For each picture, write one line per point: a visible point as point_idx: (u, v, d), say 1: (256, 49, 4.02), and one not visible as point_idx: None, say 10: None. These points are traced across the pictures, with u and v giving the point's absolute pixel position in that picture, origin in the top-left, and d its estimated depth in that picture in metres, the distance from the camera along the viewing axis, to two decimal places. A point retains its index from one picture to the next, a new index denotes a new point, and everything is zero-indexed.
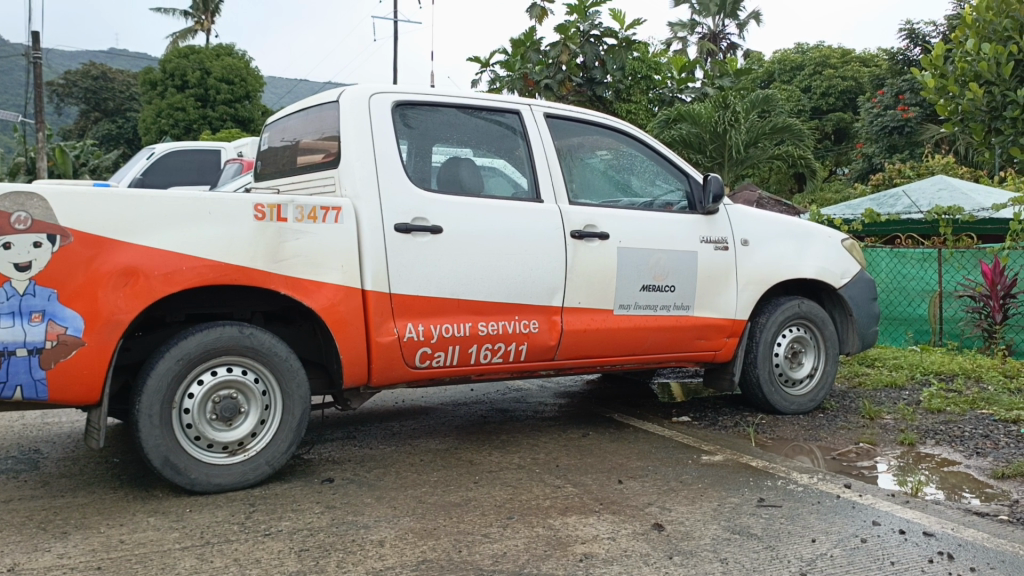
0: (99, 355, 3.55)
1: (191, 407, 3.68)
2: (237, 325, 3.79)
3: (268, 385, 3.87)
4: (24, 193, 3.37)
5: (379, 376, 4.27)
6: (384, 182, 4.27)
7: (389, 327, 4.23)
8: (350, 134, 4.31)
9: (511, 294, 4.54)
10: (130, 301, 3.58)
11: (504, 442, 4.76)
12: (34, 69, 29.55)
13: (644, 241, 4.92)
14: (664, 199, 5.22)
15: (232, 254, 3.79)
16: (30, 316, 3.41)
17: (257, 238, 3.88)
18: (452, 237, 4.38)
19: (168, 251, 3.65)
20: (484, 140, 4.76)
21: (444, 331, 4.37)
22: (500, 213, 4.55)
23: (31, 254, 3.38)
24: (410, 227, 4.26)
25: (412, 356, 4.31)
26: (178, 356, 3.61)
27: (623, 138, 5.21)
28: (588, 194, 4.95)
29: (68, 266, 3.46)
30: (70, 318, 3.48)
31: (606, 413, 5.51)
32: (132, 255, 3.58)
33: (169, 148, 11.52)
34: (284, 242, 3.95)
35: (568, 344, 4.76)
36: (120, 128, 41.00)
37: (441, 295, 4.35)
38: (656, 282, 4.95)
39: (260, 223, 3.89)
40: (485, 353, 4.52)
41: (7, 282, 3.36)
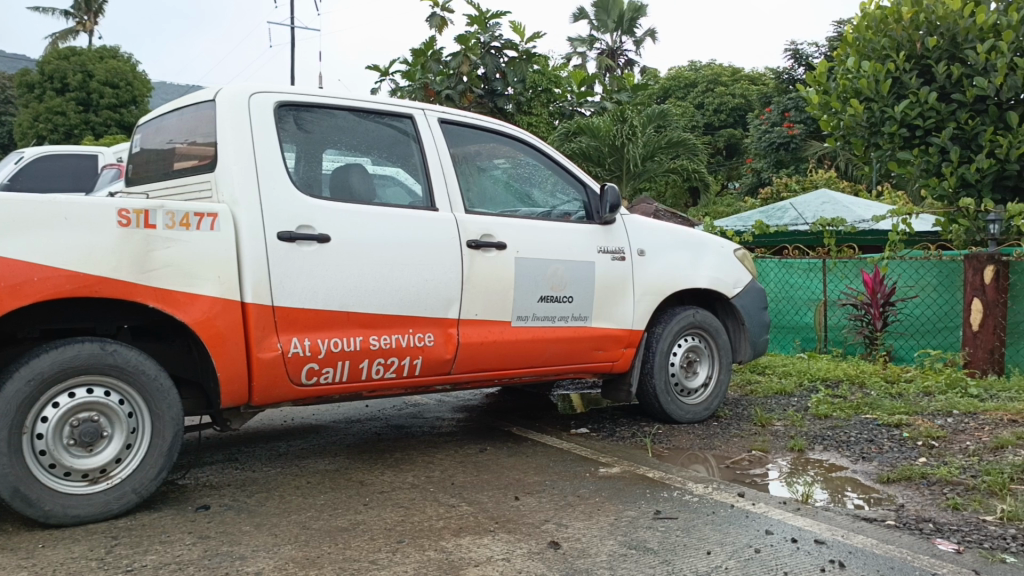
0: None
1: (44, 433, 3.34)
2: (99, 341, 3.48)
3: (135, 406, 3.57)
4: None
5: (261, 394, 4.02)
6: (267, 188, 4.03)
7: (272, 341, 3.99)
8: (229, 136, 4.05)
9: (404, 306, 4.36)
10: None
11: (397, 460, 4.56)
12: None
13: (541, 251, 4.83)
14: (561, 208, 5.15)
15: (92, 264, 3.48)
16: None
17: (121, 246, 3.58)
18: (341, 247, 4.17)
19: (18, 260, 3.31)
20: (376, 145, 4.57)
21: (332, 345, 4.15)
22: (393, 221, 4.37)
23: None
24: (295, 235, 4.03)
25: (297, 372, 4.07)
26: (29, 376, 3.27)
27: (519, 146, 5.13)
28: (484, 203, 4.83)
29: None
30: None
31: (503, 426, 5.39)
32: None
33: (40, 153, 10.80)
34: (152, 251, 3.66)
35: (465, 357, 4.61)
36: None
37: (329, 307, 4.13)
38: (553, 292, 4.87)
39: (124, 230, 3.60)
40: (376, 367, 4.32)
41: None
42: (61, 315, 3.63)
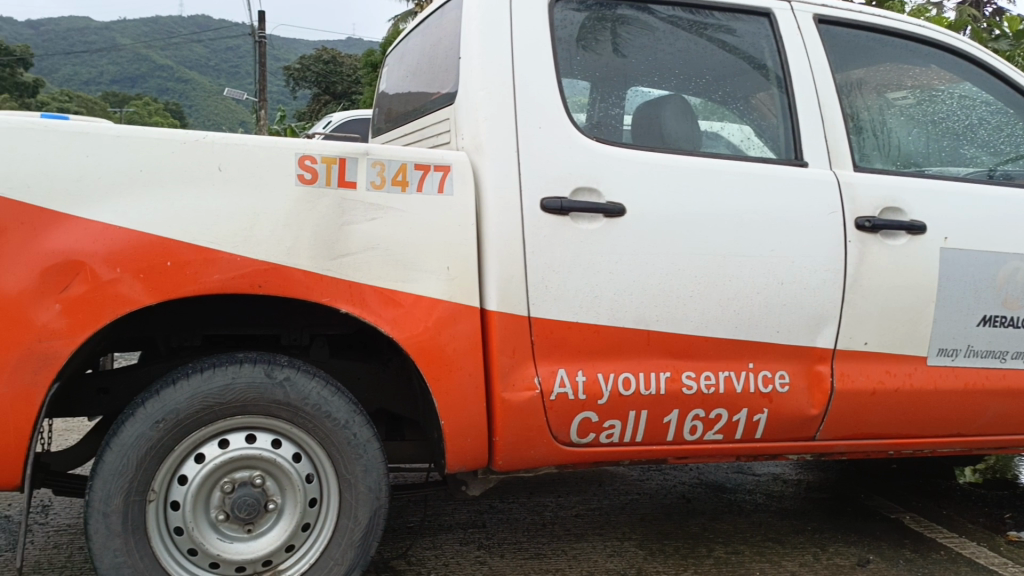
0: (15, 404, 2.10)
1: (182, 502, 2.23)
2: (266, 364, 2.30)
3: (318, 466, 2.34)
4: None
5: (508, 455, 2.50)
6: (529, 127, 2.51)
7: (527, 374, 2.47)
8: (477, 49, 2.55)
9: (741, 328, 2.64)
10: (72, 322, 2.13)
11: (720, 567, 2.83)
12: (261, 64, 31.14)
13: (993, 239, 2.84)
14: (1006, 169, 3.08)
15: (254, 246, 2.27)
16: None
17: (298, 216, 2.31)
18: (648, 227, 2.54)
19: (133, 232, 2.18)
20: (709, 63, 2.84)
21: (622, 384, 2.54)
22: (734, 185, 2.64)
23: None
24: (567, 207, 2.48)
25: (565, 423, 2.51)
26: (160, 415, 2.18)
27: (946, 66, 3.07)
28: (883, 158, 2.92)
29: None
30: None
31: (887, 511, 3.46)
32: (86, 232, 2.15)
33: (347, 117, 10.94)
34: (349, 224, 2.36)
35: (840, 415, 2.77)
36: (334, 91, 42.47)
37: (619, 322, 2.53)
38: (1008, 311, 2.87)
39: (306, 189, 2.33)
40: (692, 424, 2.64)
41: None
42: (205, 318, 2.49)
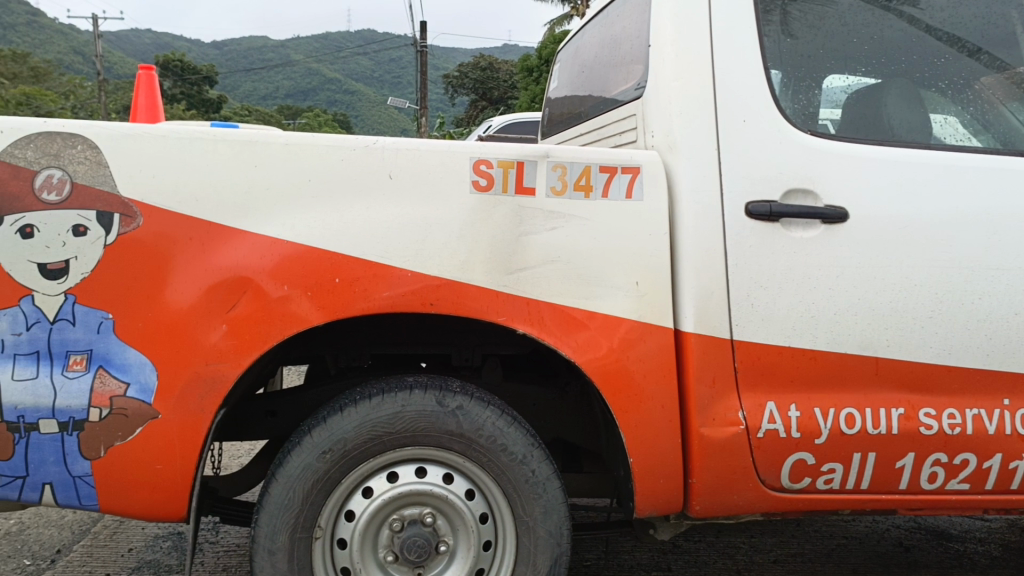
0: (183, 431, 1.99)
1: (349, 540, 2.06)
2: (437, 390, 2.10)
3: (493, 506, 2.11)
4: (63, 133, 1.95)
5: (706, 501, 2.14)
6: (733, 119, 2.14)
7: (730, 407, 2.10)
8: (670, 32, 2.21)
9: (993, 356, 2.17)
10: (239, 343, 2.01)
11: None
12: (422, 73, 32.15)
13: None
14: None
15: (425, 261, 2.06)
16: (68, 361, 1.94)
17: (474, 226, 2.09)
18: (877, 234, 2.13)
19: (299, 246, 2.03)
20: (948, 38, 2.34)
21: (844, 421, 2.13)
22: (984, 182, 2.18)
23: (69, 248, 1.93)
24: (777, 212, 2.11)
25: (775, 466, 2.13)
26: (327, 443, 2.04)
27: None
28: None
29: (128, 280, 1.97)
30: (133, 369, 1.97)
31: None
32: (254, 248, 2.02)
33: (506, 120, 10.91)
34: (527, 234, 2.10)
35: None
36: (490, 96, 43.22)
37: (840, 348, 2.13)
38: None
39: (480, 197, 2.10)
40: (932, 471, 2.18)
41: (25, 297, 1.92)
42: (374, 338, 2.35)
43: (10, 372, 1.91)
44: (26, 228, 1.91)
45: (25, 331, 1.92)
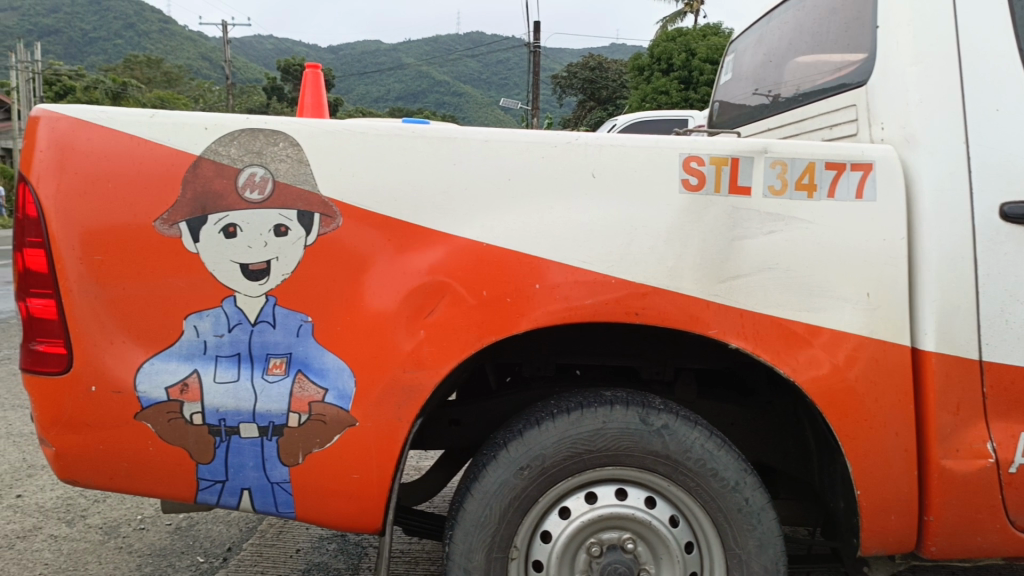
0: (380, 440, 1.92)
1: (545, 564, 1.93)
2: (640, 406, 1.93)
3: (699, 534, 1.93)
4: (265, 129, 1.89)
5: (945, 541, 1.91)
6: (982, 109, 1.90)
7: (976, 437, 1.87)
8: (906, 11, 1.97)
9: None
10: (435, 350, 1.91)
11: None
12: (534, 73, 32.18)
13: None
14: None
15: (631, 266, 1.88)
16: (269, 365, 1.90)
17: (682, 229, 1.89)
18: None
19: (497, 248, 1.89)
20: None
21: None
22: None
23: (271, 248, 1.89)
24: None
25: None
26: (525, 459, 1.91)
27: None
28: None
29: (327, 282, 1.91)
30: (331, 374, 1.91)
31: None
32: (452, 250, 1.90)
33: (631, 117, 10.69)
34: (740, 239, 1.89)
35: None
36: (601, 95, 42.90)
37: None
38: None
39: (690, 197, 1.89)
40: None
41: (227, 298, 1.89)
42: (561, 347, 2.20)
43: (212, 374, 1.88)
44: (230, 227, 1.87)
45: (227, 332, 1.89)
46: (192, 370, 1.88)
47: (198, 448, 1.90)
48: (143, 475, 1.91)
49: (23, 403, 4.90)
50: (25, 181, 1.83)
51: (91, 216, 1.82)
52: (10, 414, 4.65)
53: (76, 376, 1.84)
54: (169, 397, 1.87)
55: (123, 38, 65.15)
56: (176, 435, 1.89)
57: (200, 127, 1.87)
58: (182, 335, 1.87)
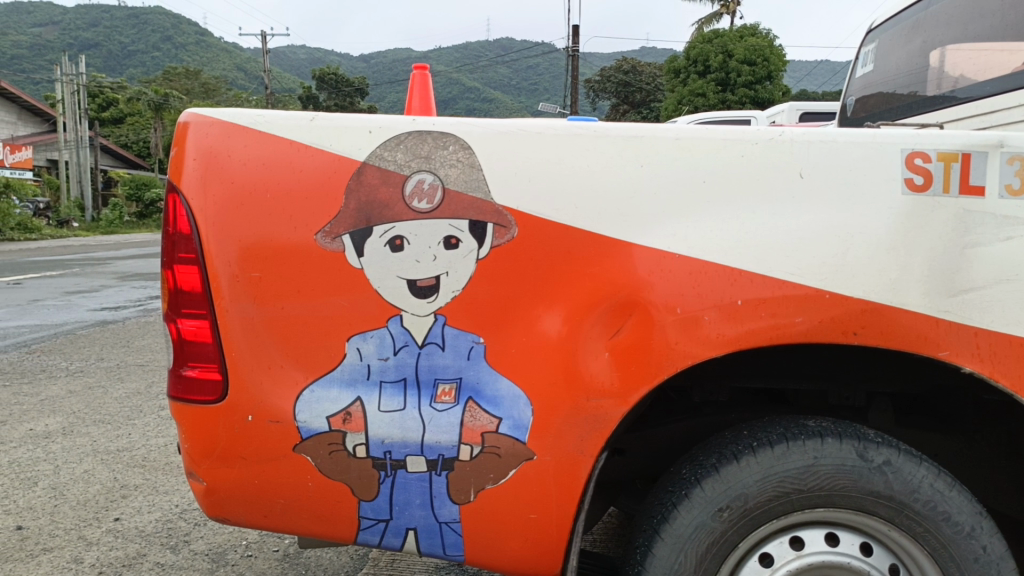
0: (561, 477, 1.71)
1: None
2: (856, 441, 1.70)
3: None
4: (431, 132, 1.74)
5: None
6: None
7: None
8: None
9: None
10: (621, 377, 1.69)
11: None
12: (572, 77, 32.01)
13: None
14: None
15: (849, 281, 1.64)
16: (437, 392, 1.74)
17: (908, 236, 1.64)
18: None
19: (691, 260, 1.66)
20: None
21: None
22: None
23: (440, 262, 1.73)
24: None
25: None
26: (724, 499, 1.68)
27: None
28: None
29: (501, 301, 1.73)
30: (506, 403, 1.72)
31: None
32: (639, 261, 1.68)
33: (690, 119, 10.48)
34: (974, 246, 1.64)
35: None
36: (638, 99, 42.64)
37: None
38: None
39: (916, 199, 1.65)
40: None
41: (393, 317, 1.74)
42: (744, 369, 1.95)
43: (377, 402, 1.73)
44: (396, 240, 1.74)
45: (392, 356, 1.74)
46: (355, 398, 1.74)
47: (360, 483, 1.75)
48: (300, 513, 1.77)
49: (105, 420, 4.81)
50: (174, 192, 1.77)
51: (246, 229, 1.74)
52: (94, 431, 4.56)
53: (232, 404, 1.74)
54: (331, 427, 1.74)
55: (164, 50, 66.33)
56: (338, 469, 1.75)
57: (364, 131, 1.74)
58: (345, 358, 1.74)
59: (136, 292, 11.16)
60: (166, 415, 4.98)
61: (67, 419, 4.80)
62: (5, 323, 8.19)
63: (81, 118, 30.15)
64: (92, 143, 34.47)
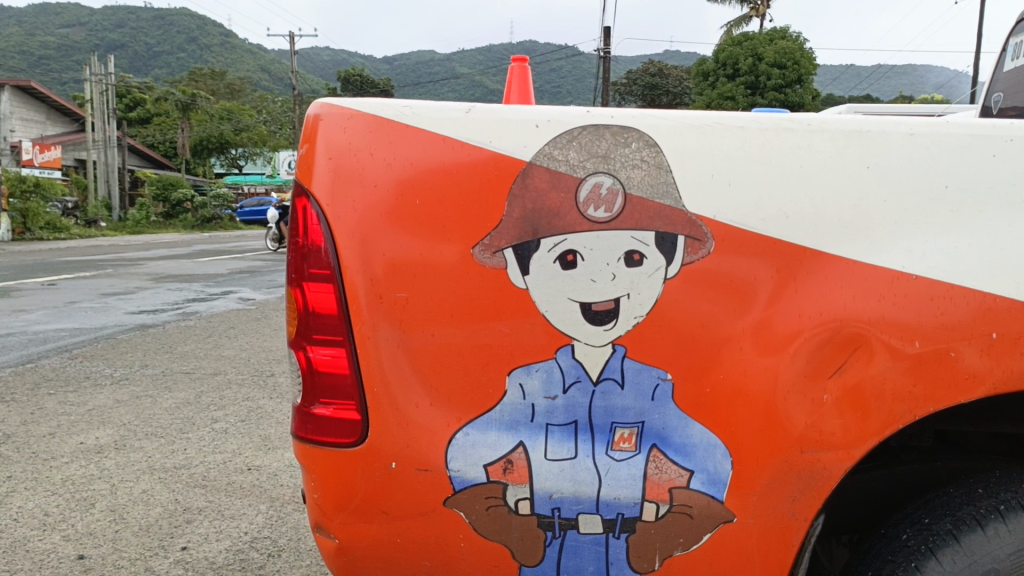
0: (768, 543, 1.44)
1: None
2: None
3: None
4: (608, 125, 1.46)
5: None
6: None
7: None
8: None
9: None
10: (843, 425, 1.41)
11: None
12: (602, 79, 31.58)
13: None
14: None
15: None
16: (614, 439, 1.46)
17: None
18: None
19: (932, 283, 1.38)
20: None
21: None
22: None
23: (620, 282, 1.45)
24: None
25: None
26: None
27: None
28: None
29: (692, 333, 1.43)
30: (698, 453, 1.44)
31: None
32: (866, 285, 1.39)
33: None
34: None
35: None
36: (667, 101, 42.19)
37: None
38: None
39: None
40: None
41: (563, 348, 1.47)
42: (958, 414, 1.63)
43: (543, 449, 1.47)
44: (568, 255, 1.46)
45: (561, 394, 1.47)
46: (517, 444, 1.47)
47: (522, 545, 1.49)
48: None
49: (158, 433, 4.58)
50: (303, 196, 1.53)
51: (391, 242, 1.49)
52: (148, 445, 4.33)
53: (374, 449, 1.49)
54: (489, 478, 1.47)
55: (191, 51, 66.73)
56: (496, 528, 1.49)
57: (530, 125, 1.47)
58: (506, 395, 1.48)
59: (171, 295, 10.97)
60: (220, 429, 4.74)
61: (118, 431, 4.57)
62: (46, 326, 8.02)
63: (109, 119, 30.18)
64: (121, 143, 34.58)
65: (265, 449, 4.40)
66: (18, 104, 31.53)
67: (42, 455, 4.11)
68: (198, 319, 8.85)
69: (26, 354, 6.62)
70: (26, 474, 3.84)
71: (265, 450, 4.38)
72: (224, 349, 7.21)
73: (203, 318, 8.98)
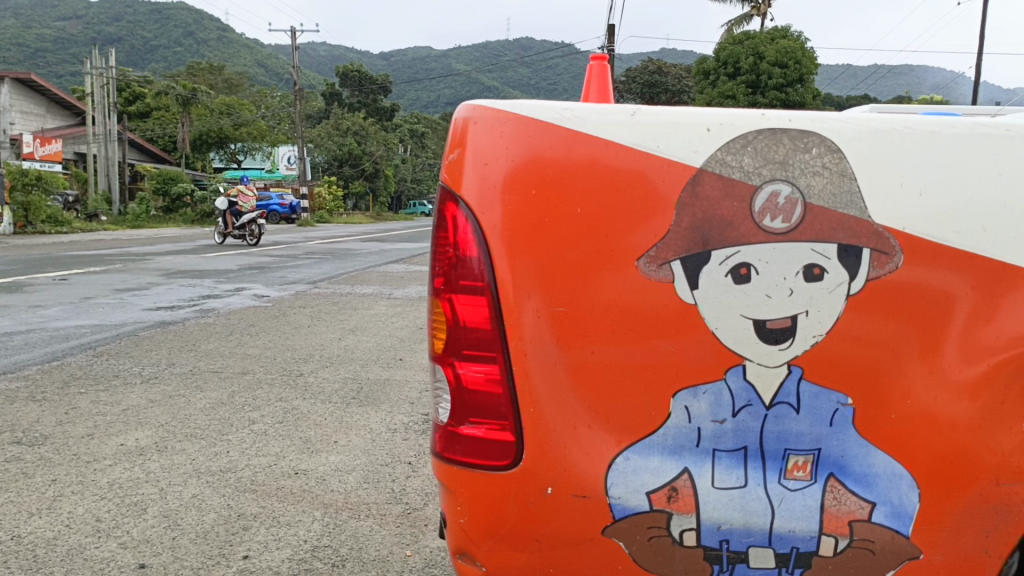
0: None
1: None
2: None
3: None
4: (786, 127, 1.37)
5: None
6: None
7: None
8: None
9: None
10: None
11: None
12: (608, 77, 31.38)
13: None
14: None
15: None
16: (788, 467, 1.36)
17: None
18: None
19: None
20: None
21: None
22: None
23: (797, 298, 1.35)
24: None
25: None
26: None
27: None
28: None
29: (879, 358, 1.34)
30: (881, 483, 1.36)
31: None
32: None
33: None
34: None
35: None
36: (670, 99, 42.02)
37: None
38: None
39: None
40: None
41: (733, 368, 1.37)
42: None
43: (710, 477, 1.37)
44: (741, 268, 1.36)
45: (730, 418, 1.37)
46: (682, 470, 1.38)
47: None
48: None
49: (198, 435, 4.47)
50: (453, 201, 1.44)
51: (552, 254, 1.40)
52: (190, 448, 4.22)
53: (529, 473, 1.40)
54: (651, 507, 1.38)
55: (190, 44, 66.37)
56: (657, 560, 1.39)
57: (702, 128, 1.37)
58: (670, 418, 1.38)
59: (185, 291, 10.83)
60: (259, 430, 4.63)
61: (157, 433, 4.46)
62: (64, 322, 7.88)
63: (111, 112, 29.92)
64: (122, 137, 34.34)
65: (309, 452, 4.28)
66: (19, 97, 31.26)
67: (84, 458, 4.00)
68: (217, 317, 8.71)
69: (49, 351, 6.50)
70: (71, 477, 3.74)
71: (308, 453, 4.26)
72: (248, 348, 7.08)
73: (221, 315, 8.85)
